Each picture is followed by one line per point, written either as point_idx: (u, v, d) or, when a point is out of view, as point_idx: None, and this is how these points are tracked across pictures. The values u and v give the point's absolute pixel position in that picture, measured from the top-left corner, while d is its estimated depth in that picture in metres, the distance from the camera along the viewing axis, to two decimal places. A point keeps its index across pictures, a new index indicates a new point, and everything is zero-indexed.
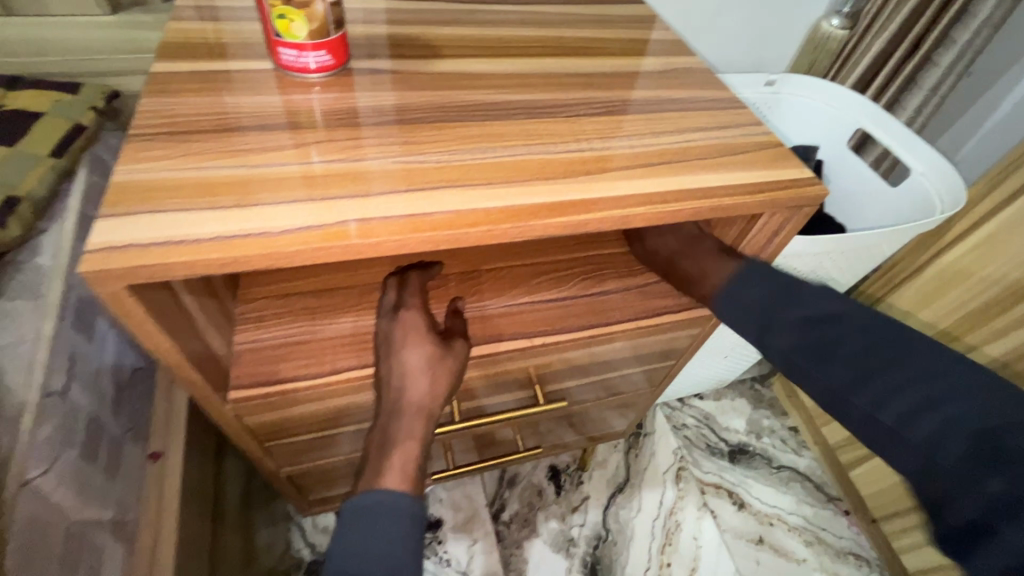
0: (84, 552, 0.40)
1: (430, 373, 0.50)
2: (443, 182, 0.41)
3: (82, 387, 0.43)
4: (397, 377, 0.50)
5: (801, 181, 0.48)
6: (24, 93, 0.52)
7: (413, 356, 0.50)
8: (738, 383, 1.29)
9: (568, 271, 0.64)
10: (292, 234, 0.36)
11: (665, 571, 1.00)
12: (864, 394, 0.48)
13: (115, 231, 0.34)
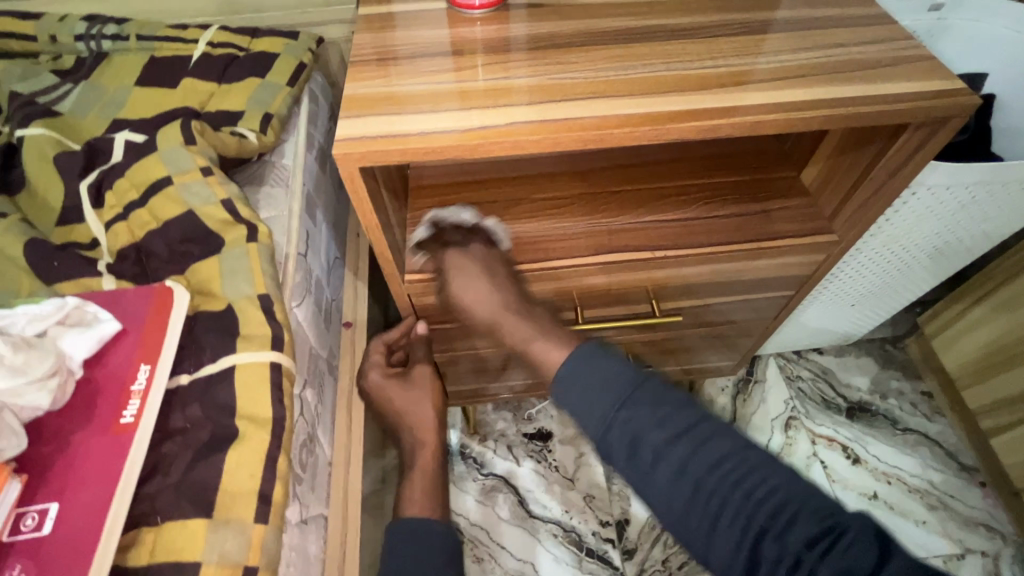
0: (318, 370, 0.55)
1: (416, 407, 0.63)
2: (590, 94, 0.48)
3: (315, 256, 0.58)
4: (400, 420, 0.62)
5: (951, 91, 0.48)
6: (265, 40, 0.67)
7: (398, 399, 0.63)
8: (865, 342, 1.22)
9: (690, 196, 0.69)
10: (475, 132, 0.46)
11: None
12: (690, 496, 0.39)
13: (355, 126, 0.46)
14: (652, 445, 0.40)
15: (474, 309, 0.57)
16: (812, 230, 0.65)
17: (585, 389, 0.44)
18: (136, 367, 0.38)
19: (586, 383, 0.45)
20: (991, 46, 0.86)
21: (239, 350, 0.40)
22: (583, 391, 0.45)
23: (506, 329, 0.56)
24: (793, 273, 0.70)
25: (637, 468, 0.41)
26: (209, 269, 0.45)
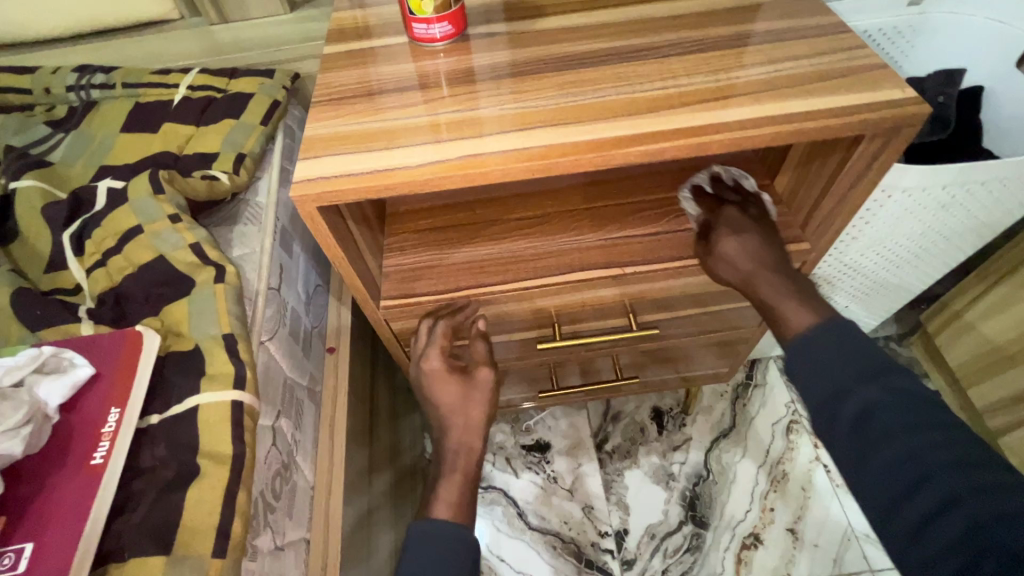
0: (293, 400, 0.57)
1: (465, 407, 0.63)
2: (540, 123, 0.50)
3: (289, 288, 0.60)
4: (445, 414, 0.62)
5: (902, 102, 0.47)
6: (243, 80, 0.70)
7: (449, 396, 0.63)
8: (870, 341, 1.19)
9: (661, 210, 0.69)
10: (424, 168, 0.47)
11: (767, 514, 1.01)
12: (892, 442, 0.44)
13: (311, 168, 0.48)
14: (882, 421, 0.45)
15: (739, 260, 0.58)
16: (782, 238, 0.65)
17: (829, 366, 0.49)
18: (106, 411, 0.40)
19: (832, 362, 0.49)
20: (977, 40, 0.84)
21: (204, 390, 0.42)
22: (817, 361, 0.50)
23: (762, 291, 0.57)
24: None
25: (855, 435, 0.46)
26: (179, 311, 0.47)
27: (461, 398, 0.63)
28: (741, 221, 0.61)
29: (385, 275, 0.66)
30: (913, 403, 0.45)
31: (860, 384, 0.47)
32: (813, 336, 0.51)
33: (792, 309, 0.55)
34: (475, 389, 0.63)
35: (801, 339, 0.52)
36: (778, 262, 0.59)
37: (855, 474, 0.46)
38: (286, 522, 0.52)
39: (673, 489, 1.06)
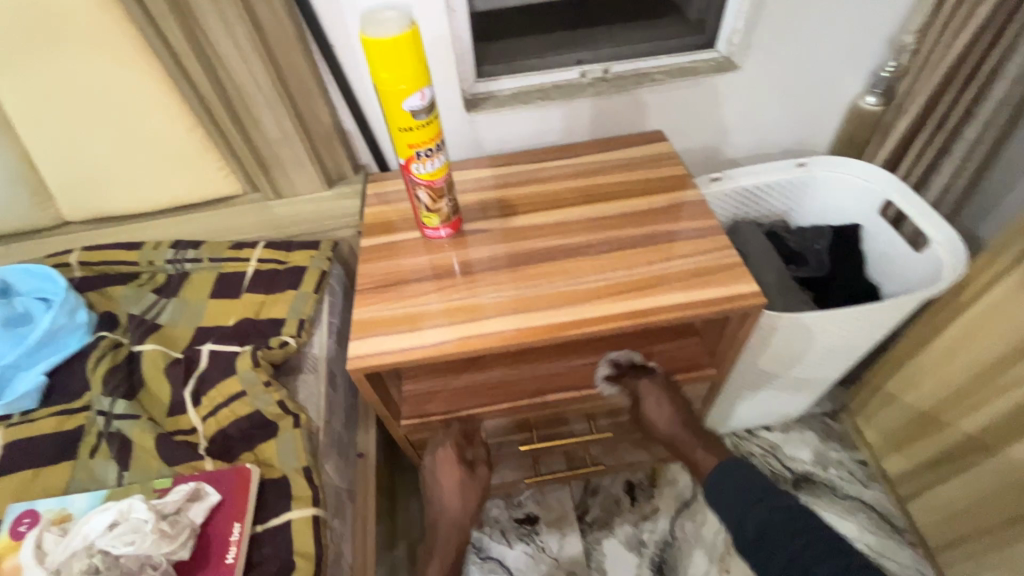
0: (341, 502, 0.78)
1: (462, 495, 0.85)
2: (513, 310, 0.74)
3: (336, 416, 0.82)
4: (444, 498, 0.86)
5: (748, 294, 0.72)
6: (298, 252, 0.95)
7: (451, 484, 0.85)
8: (807, 417, 1.40)
9: (608, 343, 0.93)
10: (437, 346, 0.71)
11: None
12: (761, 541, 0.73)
13: (362, 347, 0.72)
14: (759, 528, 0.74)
15: (659, 428, 0.87)
16: (693, 365, 0.88)
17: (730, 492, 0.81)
18: (231, 525, 0.61)
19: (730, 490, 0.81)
20: (851, 192, 1.10)
21: (294, 508, 0.64)
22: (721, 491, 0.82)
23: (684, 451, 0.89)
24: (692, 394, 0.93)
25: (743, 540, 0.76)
26: (270, 448, 0.69)
27: (460, 488, 0.85)
28: (660, 392, 0.86)
29: (404, 400, 0.88)
30: (777, 504, 0.76)
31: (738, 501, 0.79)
32: (720, 475, 0.84)
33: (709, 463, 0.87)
34: (472, 483, 0.86)
35: (711, 482, 0.84)
36: (689, 429, 0.88)
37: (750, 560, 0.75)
38: None
39: (644, 554, 1.24)
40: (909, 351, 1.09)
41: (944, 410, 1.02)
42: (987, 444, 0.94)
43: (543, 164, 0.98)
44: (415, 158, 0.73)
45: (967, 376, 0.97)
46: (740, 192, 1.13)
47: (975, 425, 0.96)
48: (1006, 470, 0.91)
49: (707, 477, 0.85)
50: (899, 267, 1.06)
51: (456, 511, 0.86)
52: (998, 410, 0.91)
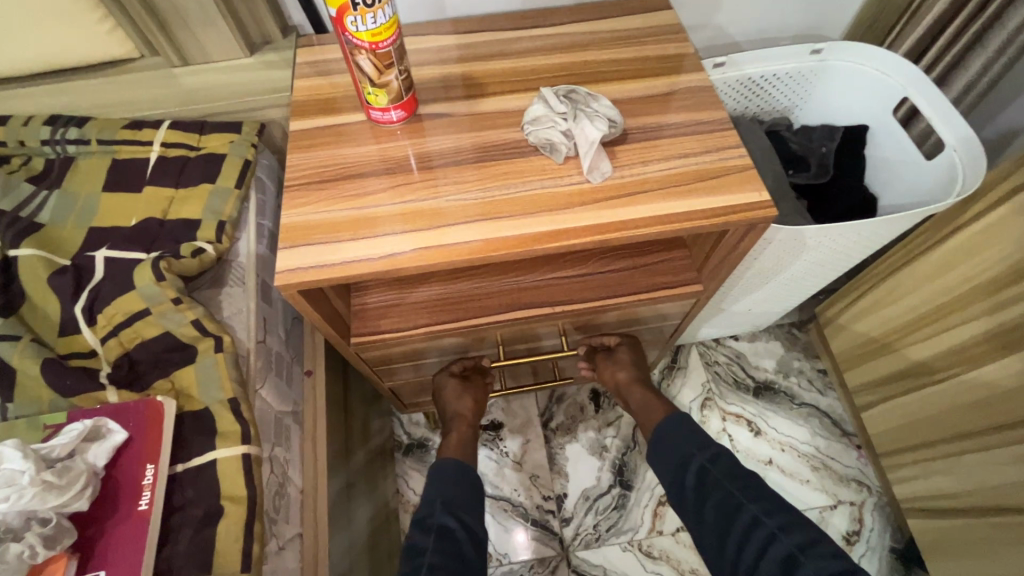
0: (282, 427, 0.70)
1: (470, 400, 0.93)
2: (482, 216, 0.61)
3: (273, 336, 0.71)
4: (451, 407, 0.92)
5: (757, 205, 0.61)
6: (212, 136, 0.77)
7: (457, 396, 0.92)
8: (774, 327, 1.39)
9: (586, 255, 0.83)
10: (390, 258, 0.59)
11: None
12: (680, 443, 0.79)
13: (293, 258, 0.58)
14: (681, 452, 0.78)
15: None
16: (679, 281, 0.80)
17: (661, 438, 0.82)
18: (143, 467, 0.52)
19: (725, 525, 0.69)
20: (865, 86, 0.96)
21: (219, 446, 0.55)
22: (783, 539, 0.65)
23: None
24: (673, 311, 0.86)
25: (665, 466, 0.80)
26: (187, 377, 0.58)
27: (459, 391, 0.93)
28: None
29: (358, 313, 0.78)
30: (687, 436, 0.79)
31: (683, 443, 0.78)
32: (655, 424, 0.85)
33: None
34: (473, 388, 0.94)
35: None
36: None
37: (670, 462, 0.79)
38: (284, 527, 0.66)
39: (605, 458, 1.25)
40: (893, 267, 1.04)
41: (918, 328, 0.99)
42: (957, 362, 0.93)
43: (519, 32, 0.79)
44: (350, 7, 0.55)
45: (952, 294, 0.92)
46: (742, 84, 0.98)
47: (948, 343, 0.94)
48: (970, 388, 0.90)
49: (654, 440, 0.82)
50: (906, 174, 0.96)
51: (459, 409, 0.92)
52: (977, 330, 0.88)
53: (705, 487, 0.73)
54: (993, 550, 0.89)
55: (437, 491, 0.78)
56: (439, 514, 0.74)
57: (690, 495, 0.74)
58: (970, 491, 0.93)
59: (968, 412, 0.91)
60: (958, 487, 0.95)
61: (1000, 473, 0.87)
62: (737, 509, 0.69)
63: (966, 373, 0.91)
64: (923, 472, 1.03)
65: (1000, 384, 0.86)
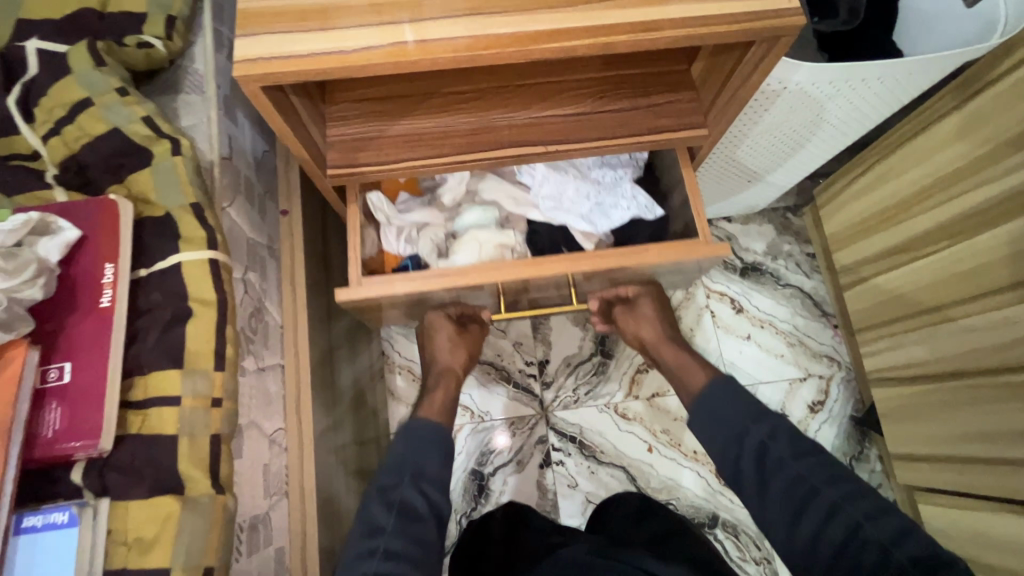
0: (254, 255, 0.66)
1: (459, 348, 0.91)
2: (469, 11, 0.53)
3: (238, 156, 0.65)
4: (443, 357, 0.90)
5: (784, 12, 0.54)
6: None
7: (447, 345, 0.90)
8: (769, 210, 1.35)
9: (584, 91, 0.75)
10: (364, 53, 0.51)
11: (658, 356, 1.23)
12: (737, 424, 0.73)
13: (252, 47, 0.51)
14: (739, 430, 0.72)
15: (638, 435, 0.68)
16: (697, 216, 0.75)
17: (709, 416, 0.75)
18: (102, 266, 0.49)
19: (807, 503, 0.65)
20: None
21: (183, 250, 0.51)
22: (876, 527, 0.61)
23: None
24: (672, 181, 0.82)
25: (718, 450, 0.73)
26: (144, 181, 0.53)
27: (453, 342, 0.91)
28: None
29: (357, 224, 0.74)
30: (744, 414, 0.73)
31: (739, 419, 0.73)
32: (702, 396, 0.77)
33: None
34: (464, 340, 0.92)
35: None
36: None
37: (723, 446, 0.73)
38: (262, 351, 0.65)
39: (588, 330, 1.26)
40: (903, 137, 0.98)
41: (917, 201, 0.96)
42: (952, 233, 0.91)
43: None
44: None
45: (960, 162, 0.88)
46: None
47: (946, 215, 0.92)
48: (959, 258, 0.90)
49: (700, 415, 0.76)
50: (934, 31, 0.87)
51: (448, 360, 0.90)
52: (981, 198, 0.85)
53: (774, 472, 0.69)
54: (953, 410, 0.94)
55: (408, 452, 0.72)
56: (406, 488, 0.69)
57: (753, 476, 0.70)
58: (939, 358, 0.96)
59: (953, 282, 0.92)
60: (928, 356, 0.98)
61: (973, 340, 0.89)
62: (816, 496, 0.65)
63: (958, 244, 0.90)
64: (898, 344, 1.05)
65: (990, 253, 0.85)
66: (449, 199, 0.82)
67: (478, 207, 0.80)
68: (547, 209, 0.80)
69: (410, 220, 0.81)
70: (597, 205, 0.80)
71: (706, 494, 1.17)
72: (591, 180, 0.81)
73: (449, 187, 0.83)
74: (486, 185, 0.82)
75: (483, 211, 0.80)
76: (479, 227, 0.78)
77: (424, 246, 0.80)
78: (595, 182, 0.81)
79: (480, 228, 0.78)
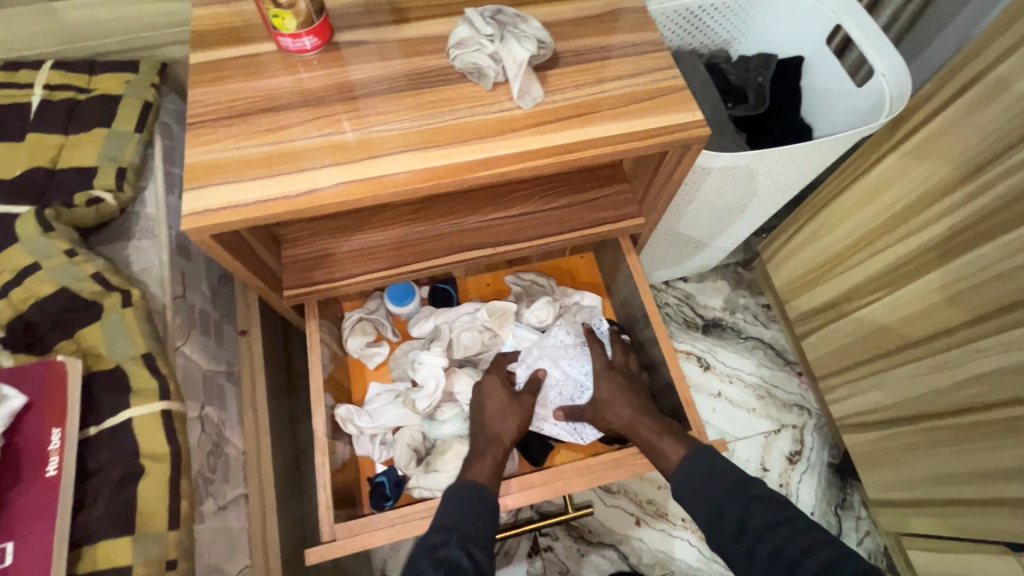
0: (212, 387, 0.67)
1: None
2: (404, 147, 0.58)
3: (191, 291, 0.68)
4: None
5: (690, 125, 0.60)
6: (105, 78, 0.69)
7: None
8: (721, 267, 1.42)
9: (526, 194, 0.79)
10: (308, 195, 0.55)
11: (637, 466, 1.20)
12: None
13: (202, 200, 0.54)
14: None
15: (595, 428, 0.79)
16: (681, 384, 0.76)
17: None
18: (48, 431, 0.48)
19: (699, 485, 0.67)
20: (799, 18, 0.94)
21: (134, 404, 0.52)
22: (693, 488, 0.67)
23: (639, 431, 0.73)
24: (622, 268, 0.86)
25: None
26: (94, 335, 0.54)
27: None
28: (619, 382, 0.79)
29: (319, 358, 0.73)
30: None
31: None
32: None
33: (666, 448, 0.70)
34: (520, 408, 0.77)
35: (678, 470, 0.68)
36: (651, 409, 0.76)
37: None
38: (223, 487, 0.64)
39: None
40: (826, 198, 1.06)
41: (848, 255, 1.04)
42: (884, 285, 0.97)
43: None
44: None
45: (878, 220, 0.96)
46: (679, 15, 0.94)
47: (876, 267, 0.98)
48: (893, 309, 0.96)
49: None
50: (836, 106, 0.96)
51: (503, 429, 0.75)
52: (900, 252, 0.92)
53: None
54: (916, 451, 0.97)
55: (453, 518, 0.64)
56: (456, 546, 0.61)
57: None
58: (894, 403, 1.00)
59: (892, 330, 0.97)
60: (885, 401, 1.02)
61: (921, 383, 0.93)
62: (782, 549, 0.60)
63: (890, 295, 0.96)
64: (856, 390, 1.09)
65: (916, 304, 0.91)
66: (424, 405, 0.79)
67: (457, 413, 0.81)
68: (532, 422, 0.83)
69: (383, 426, 0.81)
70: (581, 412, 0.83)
71: (700, 564, 1.14)
72: (572, 379, 0.83)
73: (423, 391, 0.80)
74: (462, 386, 0.82)
75: (462, 420, 0.81)
76: (459, 438, 0.80)
77: (401, 455, 0.78)
78: (579, 382, 0.83)
79: (461, 440, 0.79)
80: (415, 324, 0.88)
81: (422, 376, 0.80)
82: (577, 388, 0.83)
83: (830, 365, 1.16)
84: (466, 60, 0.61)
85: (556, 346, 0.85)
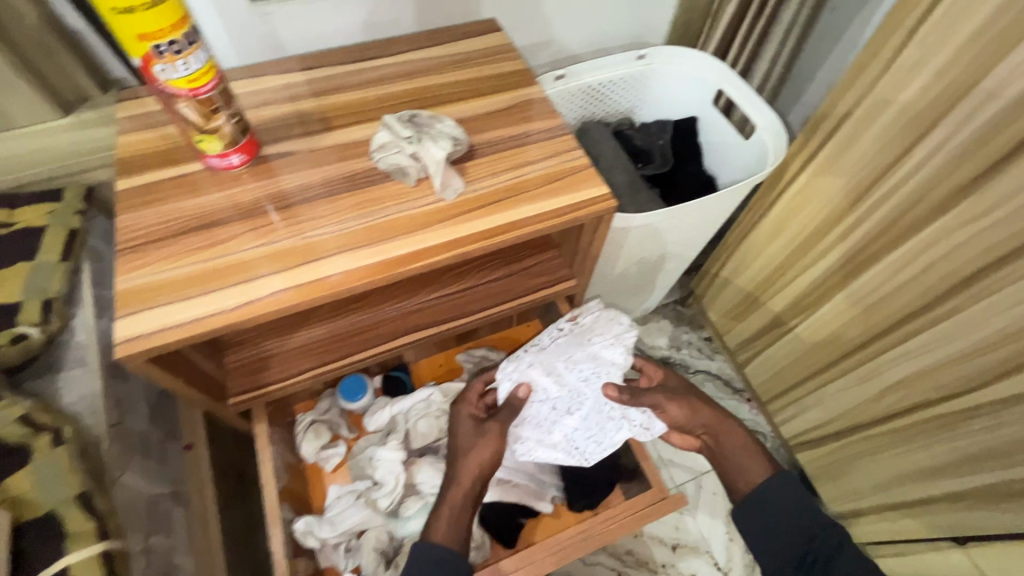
0: (158, 513, 0.64)
1: None
2: (336, 250, 0.61)
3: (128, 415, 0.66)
4: None
5: (599, 199, 0.67)
6: (26, 209, 0.69)
7: None
8: (662, 307, 1.49)
9: (464, 270, 0.83)
10: (245, 307, 0.56)
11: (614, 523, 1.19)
12: None
13: (137, 325, 0.55)
14: None
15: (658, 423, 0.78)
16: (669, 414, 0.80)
17: None
18: None
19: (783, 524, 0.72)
20: (685, 85, 1.08)
21: (69, 550, 0.50)
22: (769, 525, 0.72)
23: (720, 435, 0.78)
24: None
25: None
26: (21, 481, 0.52)
27: None
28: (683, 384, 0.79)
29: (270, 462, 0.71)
30: None
31: None
32: None
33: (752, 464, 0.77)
34: (495, 434, 0.75)
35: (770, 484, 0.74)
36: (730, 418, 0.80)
37: None
38: None
39: None
40: (739, 236, 1.17)
41: (768, 285, 1.13)
42: (801, 309, 1.06)
43: (358, 64, 0.78)
44: (155, 56, 0.53)
45: (785, 254, 1.06)
46: (584, 92, 1.05)
47: (792, 294, 1.07)
48: (813, 330, 1.04)
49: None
50: (730, 156, 1.09)
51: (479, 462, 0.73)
52: (808, 279, 1.02)
53: None
54: (859, 461, 1.03)
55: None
56: None
57: None
58: (834, 417, 1.07)
59: (817, 350, 1.05)
60: (826, 416, 1.08)
61: (850, 396, 1.01)
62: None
63: (808, 318, 1.05)
64: (800, 409, 1.16)
65: (830, 325, 1.00)
66: (386, 503, 0.80)
67: (420, 506, 0.81)
68: (523, 447, 0.78)
69: (344, 531, 0.78)
70: (578, 427, 0.77)
71: None
72: (569, 389, 0.77)
73: (384, 488, 0.80)
74: (423, 476, 0.82)
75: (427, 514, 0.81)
76: None
77: (368, 561, 0.76)
78: (575, 392, 0.77)
79: None
80: (372, 417, 0.87)
81: (382, 474, 0.81)
82: (575, 401, 0.77)
83: (773, 387, 1.23)
84: (387, 161, 0.65)
85: (551, 353, 0.79)
